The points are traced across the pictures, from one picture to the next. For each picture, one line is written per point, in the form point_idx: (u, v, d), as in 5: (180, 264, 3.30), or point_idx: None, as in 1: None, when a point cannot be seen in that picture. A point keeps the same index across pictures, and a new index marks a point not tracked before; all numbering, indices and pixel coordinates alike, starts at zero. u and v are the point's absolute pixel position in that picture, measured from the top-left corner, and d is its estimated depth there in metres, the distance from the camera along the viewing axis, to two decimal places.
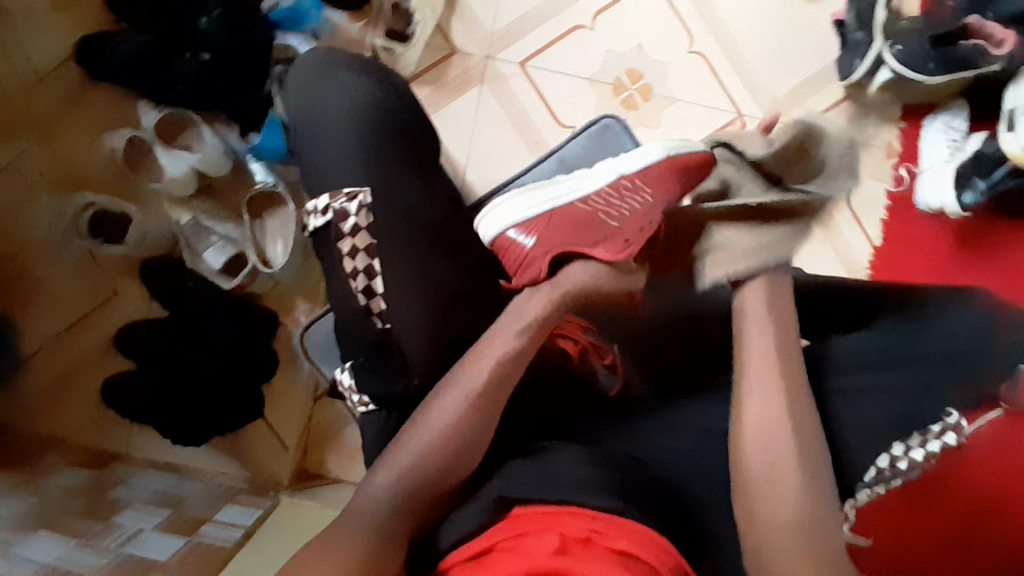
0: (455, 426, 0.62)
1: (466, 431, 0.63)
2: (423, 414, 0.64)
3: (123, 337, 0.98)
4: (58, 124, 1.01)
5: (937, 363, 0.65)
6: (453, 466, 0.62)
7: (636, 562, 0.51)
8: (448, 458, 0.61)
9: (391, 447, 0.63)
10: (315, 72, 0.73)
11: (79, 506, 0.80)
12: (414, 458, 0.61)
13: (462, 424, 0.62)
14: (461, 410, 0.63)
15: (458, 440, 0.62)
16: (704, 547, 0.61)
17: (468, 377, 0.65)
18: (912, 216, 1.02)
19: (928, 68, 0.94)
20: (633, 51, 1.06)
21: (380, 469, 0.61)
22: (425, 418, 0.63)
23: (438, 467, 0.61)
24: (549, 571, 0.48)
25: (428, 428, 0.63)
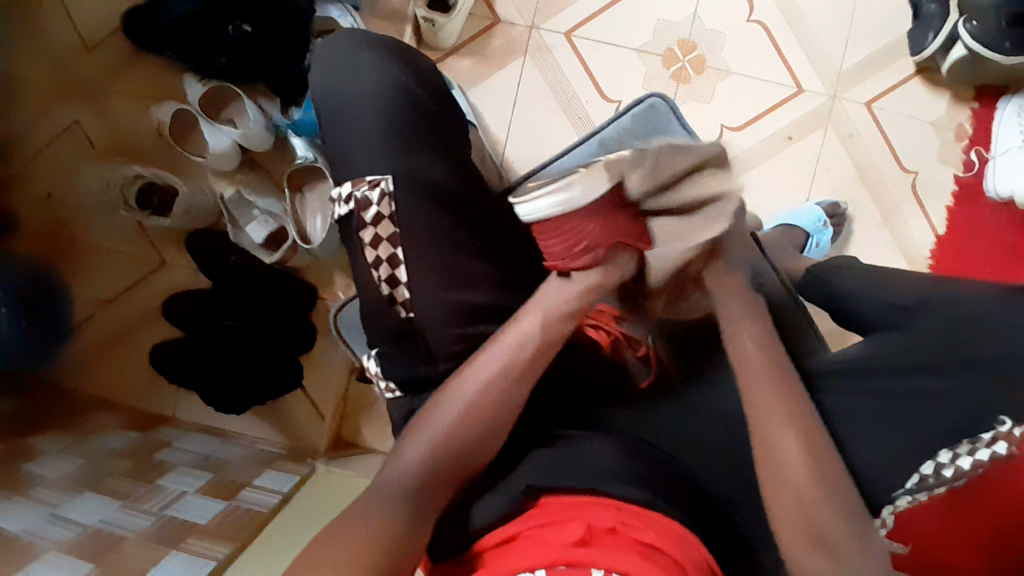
0: (481, 405, 0.59)
1: (495, 413, 0.60)
2: (453, 388, 0.61)
3: (170, 305, 1.01)
4: (107, 93, 1.03)
5: (998, 364, 0.58)
6: (480, 443, 0.59)
7: (661, 558, 0.49)
8: (473, 436, 0.59)
9: (419, 419, 0.61)
10: (344, 53, 0.72)
11: (127, 468, 0.84)
12: (436, 433, 0.59)
13: (491, 402, 0.60)
14: (490, 388, 0.60)
15: (486, 418, 0.59)
16: (729, 546, 0.59)
17: (499, 353, 0.61)
18: (981, 203, 0.94)
19: (1003, 48, 0.84)
20: (687, 20, 0.99)
21: (406, 443, 0.59)
22: (454, 391, 0.60)
23: (468, 443, 0.59)
24: (569, 562, 0.47)
25: (453, 405, 0.60)
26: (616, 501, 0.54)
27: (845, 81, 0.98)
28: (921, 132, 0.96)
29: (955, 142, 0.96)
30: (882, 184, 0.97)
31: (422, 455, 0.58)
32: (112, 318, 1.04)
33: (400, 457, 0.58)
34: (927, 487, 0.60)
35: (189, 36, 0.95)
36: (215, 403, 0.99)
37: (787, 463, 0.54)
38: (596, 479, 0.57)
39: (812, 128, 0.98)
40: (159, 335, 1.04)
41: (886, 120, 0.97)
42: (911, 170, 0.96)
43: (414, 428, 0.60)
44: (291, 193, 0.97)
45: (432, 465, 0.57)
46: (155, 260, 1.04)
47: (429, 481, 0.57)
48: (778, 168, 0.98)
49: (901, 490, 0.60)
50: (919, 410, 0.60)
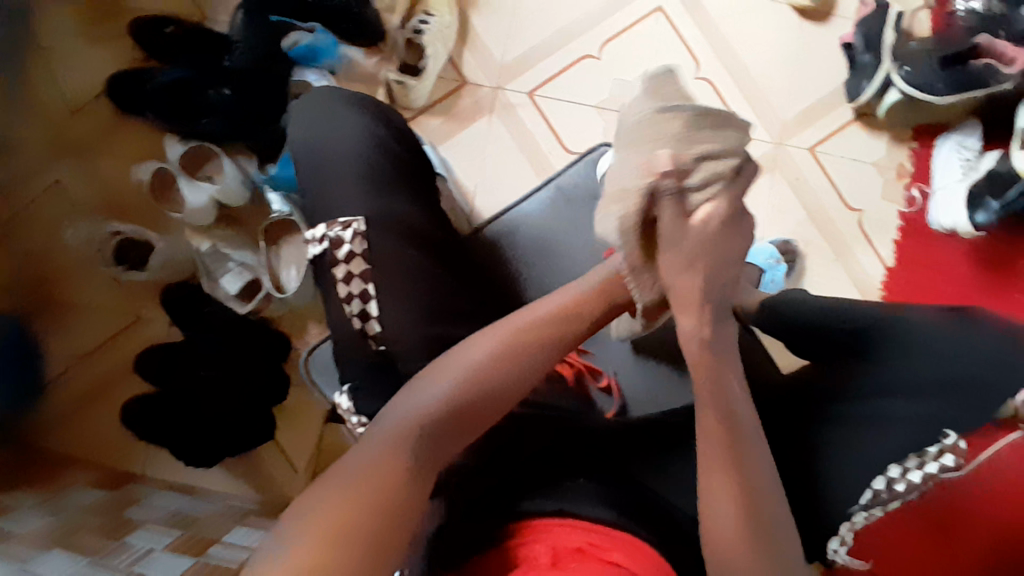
0: (487, 375, 0.54)
1: (495, 392, 0.54)
2: (456, 354, 0.55)
3: (142, 360, 1.01)
4: (88, 155, 1.07)
5: (948, 383, 0.64)
6: (478, 419, 0.53)
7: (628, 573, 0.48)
8: (476, 410, 0.53)
9: (404, 390, 0.54)
10: (325, 107, 0.77)
11: (94, 524, 0.80)
12: (431, 403, 0.51)
13: (500, 376, 0.54)
14: (494, 354, 0.55)
15: (486, 392, 0.53)
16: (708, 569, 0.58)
17: (504, 329, 0.57)
18: (926, 236, 1.01)
19: (937, 89, 0.94)
20: (640, 79, 1.07)
21: (395, 411, 0.51)
22: (450, 361, 0.55)
23: (464, 420, 0.52)
24: None
25: (456, 368, 0.54)
26: (584, 521, 0.54)
27: (789, 130, 1.05)
28: (865, 174, 1.03)
29: (897, 180, 1.03)
30: (831, 224, 1.02)
31: (413, 420, 0.50)
32: (87, 374, 1.03)
33: (385, 427, 0.50)
34: (881, 502, 0.64)
35: (174, 100, 1.00)
36: (183, 455, 0.99)
37: (768, 473, 0.54)
38: (563, 500, 0.57)
39: (762, 173, 1.04)
40: (131, 391, 1.03)
41: (829, 164, 1.04)
42: (856, 209, 1.03)
43: (401, 400, 0.52)
44: (266, 244, 1.02)
45: (428, 429, 0.50)
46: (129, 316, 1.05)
47: (418, 446, 0.49)
48: None
49: (857, 506, 0.64)
50: (874, 428, 0.65)
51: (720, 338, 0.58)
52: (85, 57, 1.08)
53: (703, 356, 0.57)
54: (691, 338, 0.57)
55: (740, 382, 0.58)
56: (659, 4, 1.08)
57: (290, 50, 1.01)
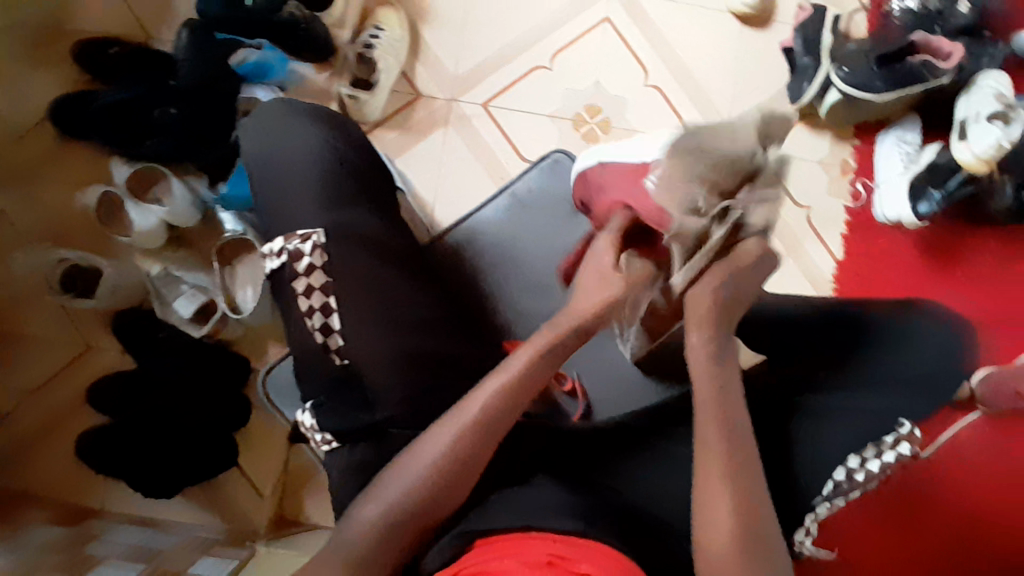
0: (448, 461, 0.57)
1: (457, 477, 0.57)
2: (422, 439, 0.58)
3: (95, 390, 0.98)
4: (31, 182, 1.04)
5: (896, 374, 0.67)
6: (443, 505, 0.56)
7: None
8: (442, 499, 0.56)
9: (380, 475, 0.58)
10: (279, 122, 0.75)
11: (53, 562, 0.76)
12: (395, 497, 0.56)
13: (461, 462, 0.57)
14: (457, 441, 0.57)
15: (450, 480, 0.56)
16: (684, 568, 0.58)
17: (466, 408, 0.58)
18: (873, 229, 1.05)
19: (876, 86, 0.96)
20: (591, 88, 1.08)
21: (365, 502, 0.56)
22: (417, 449, 0.58)
23: (430, 508, 0.56)
24: None
25: (422, 457, 0.57)
26: (551, 534, 0.54)
27: None
28: (813, 171, 1.06)
29: (843, 176, 1.06)
30: (784, 221, 1.05)
31: (381, 514, 0.55)
32: (36, 408, 0.99)
33: (356, 519, 0.55)
34: (842, 492, 0.65)
35: (115, 121, 0.97)
36: (141, 487, 0.95)
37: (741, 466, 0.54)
38: (530, 517, 0.56)
39: None
40: (85, 423, 0.99)
41: (777, 164, 1.06)
42: (805, 205, 1.06)
43: (372, 490, 0.57)
44: (220, 266, 0.97)
45: (394, 521, 0.55)
46: (81, 345, 1.02)
47: (384, 542, 0.54)
48: None
49: (819, 498, 0.65)
50: (834, 420, 0.66)
51: (720, 341, 0.62)
52: (25, 79, 1.04)
53: (708, 364, 0.60)
54: (699, 351, 0.61)
55: (737, 382, 0.60)
56: (607, 14, 1.09)
57: (239, 66, 1.01)
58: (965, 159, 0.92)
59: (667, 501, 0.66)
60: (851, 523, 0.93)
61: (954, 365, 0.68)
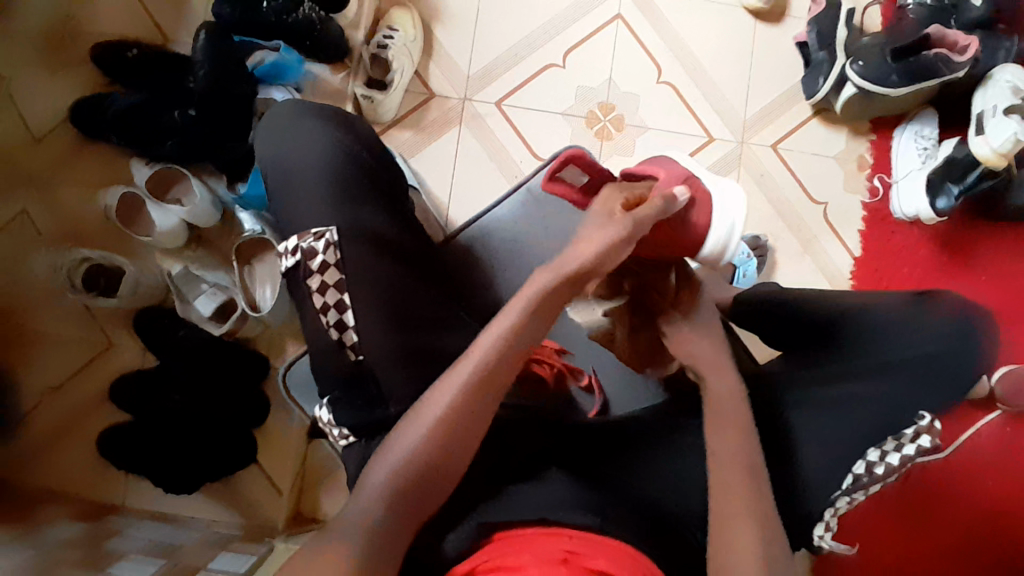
0: (448, 422, 0.56)
1: (456, 439, 0.56)
2: (423, 404, 0.57)
3: (116, 388, 0.99)
4: (55, 184, 1.06)
5: (917, 365, 0.67)
6: (445, 470, 0.56)
7: None
8: (443, 462, 0.56)
9: (386, 441, 0.57)
10: (290, 120, 0.76)
11: (75, 556, 0.77)
12: (399, 460, 0.55)
13: (460, 422, 0.56)
14: (457, 401, 0.56)
15: (449, 443, 0.56)
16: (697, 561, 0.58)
17: (464, 367, 0.58)
18: (888, 225, 1.04)
19: (891, 80, 0.95)
20: (604, 86, 1.09)
21: (371, 469, 0.56)
22: (419, 412, 0.57)
23: (438, 470, 0.55)
24: None
25: (422, 420, 0.56)
26: (567, 528, 0.54)
27: (750, 128, 1.07)
28: (827, 167, 1.06)
29: (859, 172, 1.06)
30: (798, 218, 1.05)
31: (387, 479, 0.54)
32: (59, 408, 1.00)
33: (364, 485, 0.55)
34: (862, 486, 0.65)
35: (132, 124, 0.99)
36: (162, 482, 0.96)
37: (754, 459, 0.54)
38: (549, 509, 0.57)
39: (727, 172, 1.06)
40: (106, 420, 1.01)
41: (791, 160, 1.06)
42: (820, 201, 1.05)
43: (377, 458, 0.56)
44: (238, 265, 0.99)
45: (401, 485, 0.54)
46: (101, 343, 1.04)
47: (396, 510, 0.53)
48: None
49: (839, 491, 0.64)
50: (852, 413, 0.66)
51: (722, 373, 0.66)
52: (47, 83, 1.07)
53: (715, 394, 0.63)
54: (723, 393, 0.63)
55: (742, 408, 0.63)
56: (618, 13, 1.10)
57: (256, 68, 1.02)
58: (983, 155, 0.90)
59: (682, 496, 0.66)
60: (859, 519, 0.96)
61: (975, 358, 0.68)
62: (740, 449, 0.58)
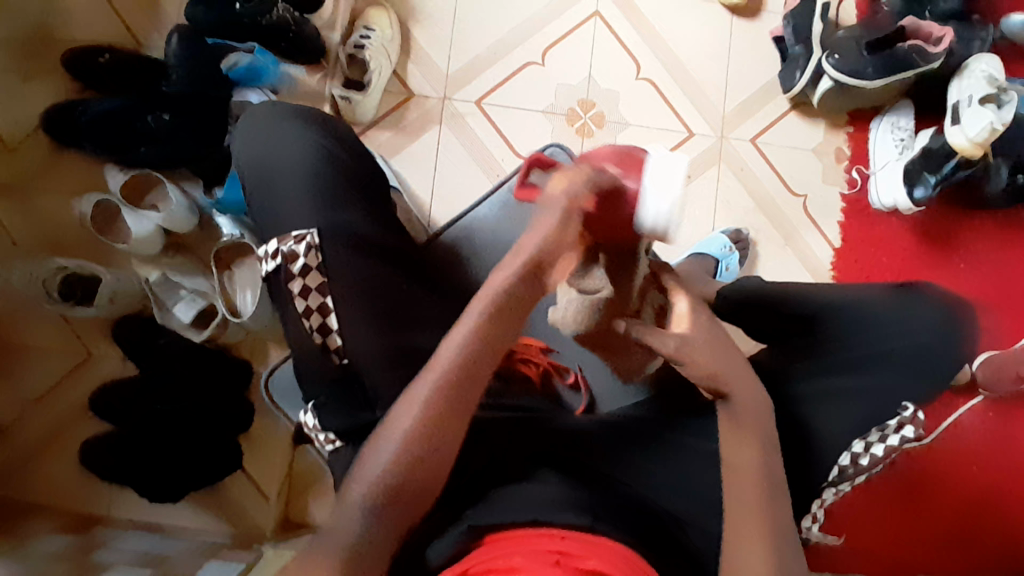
0: (424, 425, 0.55)
1: (434, 443, 0.56)
2: (398, 409, 0.57)
3: (98, 398, 0.98)
4: (30, 193, 1.04)
5: (899, 357, 0.68)
6: (427, 475, 0.55)
7: None
8: (426, 467, 0.55)
9: (364, 449, 0.56)
10: (265, 123, 0.75)
11: (61, 570, 0.75)
12: (378, 468, 0.54)
13: (436, 424, 0.56)
14: (433, 403, 0.56)
15: (428, 445, 0.55)
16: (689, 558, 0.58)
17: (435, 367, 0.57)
18: (868, 216, 1.05)
19: (867, 73, 0.96)
20: (584, 82, 1.08)
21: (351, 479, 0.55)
22: (395, 417, 0.56)
23: (417, 474, 0.55)
24: None
25: (399, 425, 0.56)
26: (559, 529, 0.54)
27: (731, 123, 1.08)
28: (806, 160, 1.07)
29: (838, 164, 1.06)
30: (780, 211, 1.05)
31: (367, 492, 0.54)
32: (43, 418, 0.99)
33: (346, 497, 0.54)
34: (847, 478, 0.66)
35: (106, 130, 0.97)
36: (146, 492, 0.95)
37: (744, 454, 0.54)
38: (537, 510, 0.56)
39: (709, 166, 1.06)
40: (88, 431, 1.00)
41: (772, 153, 1.07)
42: (801, 194, 1.06)
43: (356, 469, 0.55)
44: (219, 271, 0.97)
45: (383, 497, 0.53)
46: (81, 353, 1.03)
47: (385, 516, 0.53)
48: (687, 205, 1.05)
49: (826, 483, 0.65)
50: (836, 405, 0.66)
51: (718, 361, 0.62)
52: (17, 89, 1.04)
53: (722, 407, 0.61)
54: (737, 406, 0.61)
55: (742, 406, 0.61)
56: (596, 9, 1.10)
57: (230, 70, 1.00)
58: (957, 144, 0.91)
59: (672, 493, 0.66)
60: (855, 511, 0.96)
61: (950, 351, 0.69)
62: (729, 445, 0.58)
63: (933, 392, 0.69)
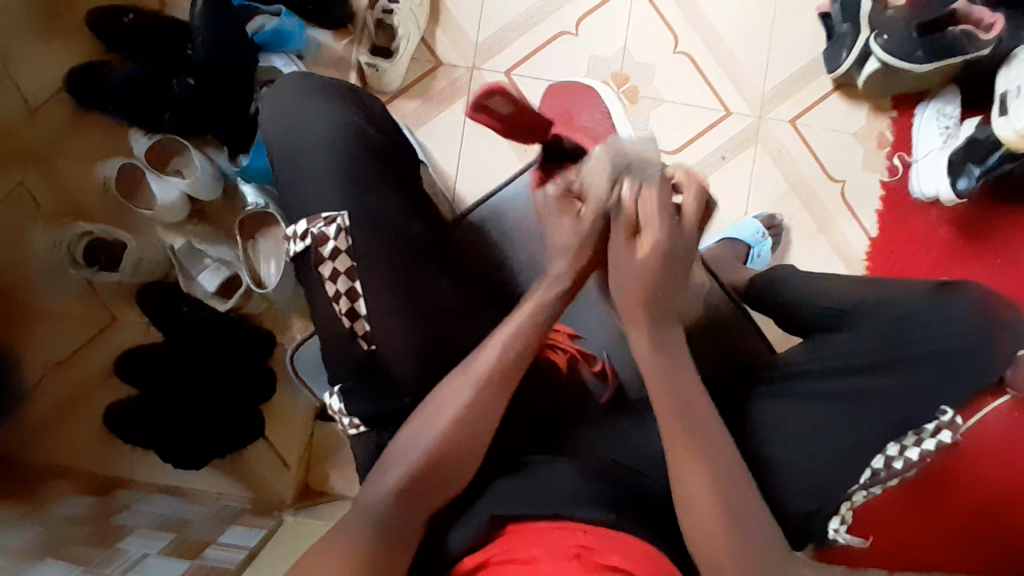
0: (462, 416, 0.58)
1: (470, 438, 0.58)
2: (434, 401, 0.59)
3: (123, 362, 0.99)
4: (52, 154, 1.03)
5: (932, 357, 0.65)
6: (462, 463, 0.57)
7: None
8: (456, 459, 0.57)
9: (398, 436, 0.59)
10: (293, 95, 0.73)
11: (83, 533, 0.76)
12: (407, 467, 0.56)
13: (471, 419, 0.58)
14: (469, 399, 0.58)
15: (464, 440, 0.58)
16: None
17: (471, 364, 0.60)
18: (907, 207, 1.02)
19: (916, 57, 0.92)
20: (618, 56, 1.05)
21: (384, 470, 0.57)
22: (433, 410, 0.59)
23: (449, 465, 0.57)
24: None
25: (438, 416, 0.58)
26: (579, 524, 0.53)
27: (769, 103, 1.04)
28: (845, 145, 1.04)
29: (878, 150, 1.03)
30: (814, 195, 1.03)
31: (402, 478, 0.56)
32: (65, 381, 1.00)
33: (376, 488, 0.56)
34: (879, 481, 0.65)
35: (130, 95, 0.96)
36: (171, 458, 0.96)
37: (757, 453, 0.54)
38: (560, 503, 0.55)
39: (744, 147, 1.04)
40: (113, 394, 1.01)
41: (810, 136, 1.04)
42: (839, 179, 1.03)
43: (389, 458, 0.58)
44: (242, 240, 0.97)
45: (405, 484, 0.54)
46: (104, 319, 1.03)
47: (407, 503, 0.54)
48: (718, 187, 1.03)
49: (856, 485, 0.63)
50: (866, 408, 0.64)
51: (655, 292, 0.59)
52: (43, 49, 1.04)
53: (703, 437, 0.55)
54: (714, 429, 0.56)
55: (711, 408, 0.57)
56: None
57: (255, 34, 0.98)
58: (1006, 137, 0.86)
59: None
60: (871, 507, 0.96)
61: (986, 350, 0.65)
62: None
63: (976, 394, 0.65)
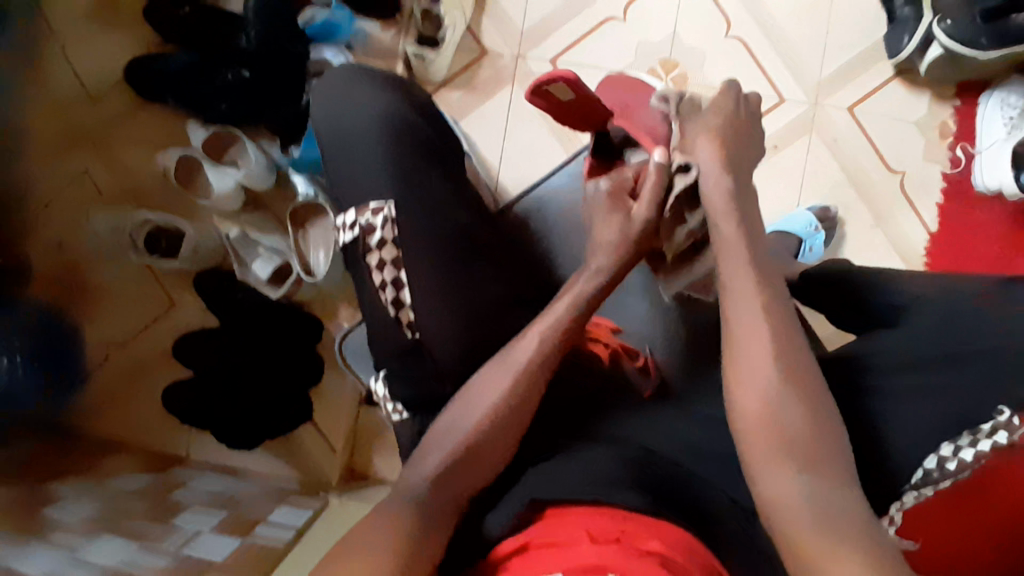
0: (499, 404, 0.59)
1: (506, 428, 0.59)
2: (473, 391, 0.60)
3: (179, 344, 1.03)
4: (111, 135, 1.08)
5: (991, 353, 0.58)
6: (498, 451, 0.58)
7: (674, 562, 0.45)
8: (490, 449, 0.58)
9: (438, 422, 0.60)
10: (344, 83, 0.74)
11: (142, 507, 0.79)
12: (442, 454, 0.57)
13: (507, 411, 0.59)
14: (505, 388, 0.60)
15: (500, 431, 0.58)
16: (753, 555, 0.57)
17: (510, 356, 0.61)
18: (968, 200, 0.97)
19: (980, 44, 0.88)
20: (668, 41, 1.03)
21: (424, 452, 0.58)
22: (471, 399, 0.60)
23: (482, 452, 0.57)
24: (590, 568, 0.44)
25: (474, 406, 0.59)
26: (621, 510, 0.52)
27: (825, 89, 1.01)
28: (906, 132, 0.99)
29: (941, 140, 0.99)
30: (871, 185, 0.99)
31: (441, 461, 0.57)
32: (124, 359, 1.05)
33: (418, 466, 0.57)
34: (932, 482, 0.57)
35: (188, 83, 1.00)
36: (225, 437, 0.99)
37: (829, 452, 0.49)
38: (600, 487, 0.54)
39: (798, 135, 1.00)
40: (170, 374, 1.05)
41: (868, 123, 1.00)
42: (898, 170, 0.99)
43: (428, 442, 0.59)
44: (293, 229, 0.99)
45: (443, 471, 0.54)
46: (163, 302, 1.07)
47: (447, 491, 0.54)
48: (770, 175, 1.00)
49: (907, 485, 0.58)
50: (913, 408, 0.59)
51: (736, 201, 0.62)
52: (103, 41, 1.08)
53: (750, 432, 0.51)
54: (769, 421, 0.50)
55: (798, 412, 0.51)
56: None
57: (307, 26, 1.01)
58: None
59: None
60: None
61: None
62: None
63: None
